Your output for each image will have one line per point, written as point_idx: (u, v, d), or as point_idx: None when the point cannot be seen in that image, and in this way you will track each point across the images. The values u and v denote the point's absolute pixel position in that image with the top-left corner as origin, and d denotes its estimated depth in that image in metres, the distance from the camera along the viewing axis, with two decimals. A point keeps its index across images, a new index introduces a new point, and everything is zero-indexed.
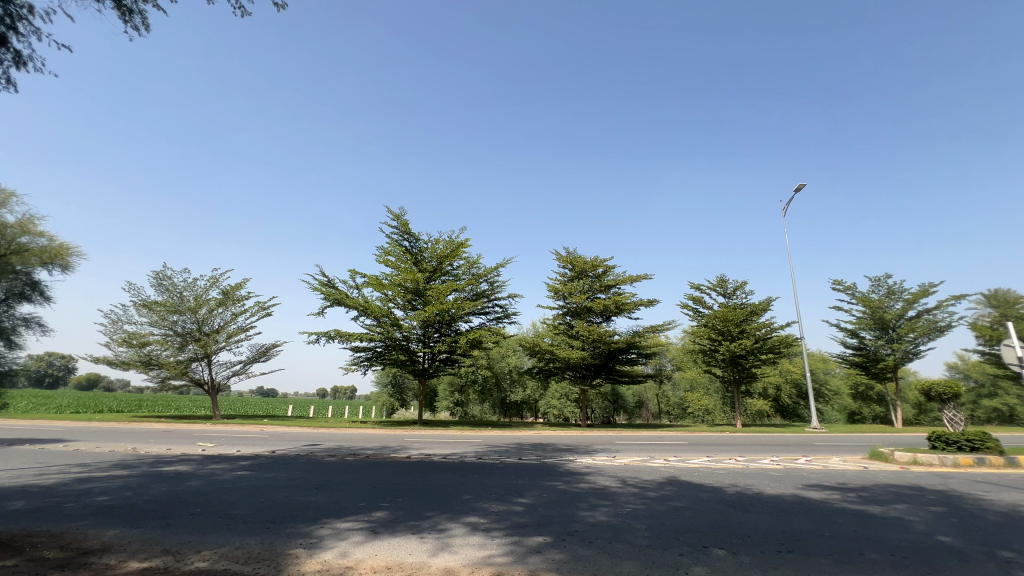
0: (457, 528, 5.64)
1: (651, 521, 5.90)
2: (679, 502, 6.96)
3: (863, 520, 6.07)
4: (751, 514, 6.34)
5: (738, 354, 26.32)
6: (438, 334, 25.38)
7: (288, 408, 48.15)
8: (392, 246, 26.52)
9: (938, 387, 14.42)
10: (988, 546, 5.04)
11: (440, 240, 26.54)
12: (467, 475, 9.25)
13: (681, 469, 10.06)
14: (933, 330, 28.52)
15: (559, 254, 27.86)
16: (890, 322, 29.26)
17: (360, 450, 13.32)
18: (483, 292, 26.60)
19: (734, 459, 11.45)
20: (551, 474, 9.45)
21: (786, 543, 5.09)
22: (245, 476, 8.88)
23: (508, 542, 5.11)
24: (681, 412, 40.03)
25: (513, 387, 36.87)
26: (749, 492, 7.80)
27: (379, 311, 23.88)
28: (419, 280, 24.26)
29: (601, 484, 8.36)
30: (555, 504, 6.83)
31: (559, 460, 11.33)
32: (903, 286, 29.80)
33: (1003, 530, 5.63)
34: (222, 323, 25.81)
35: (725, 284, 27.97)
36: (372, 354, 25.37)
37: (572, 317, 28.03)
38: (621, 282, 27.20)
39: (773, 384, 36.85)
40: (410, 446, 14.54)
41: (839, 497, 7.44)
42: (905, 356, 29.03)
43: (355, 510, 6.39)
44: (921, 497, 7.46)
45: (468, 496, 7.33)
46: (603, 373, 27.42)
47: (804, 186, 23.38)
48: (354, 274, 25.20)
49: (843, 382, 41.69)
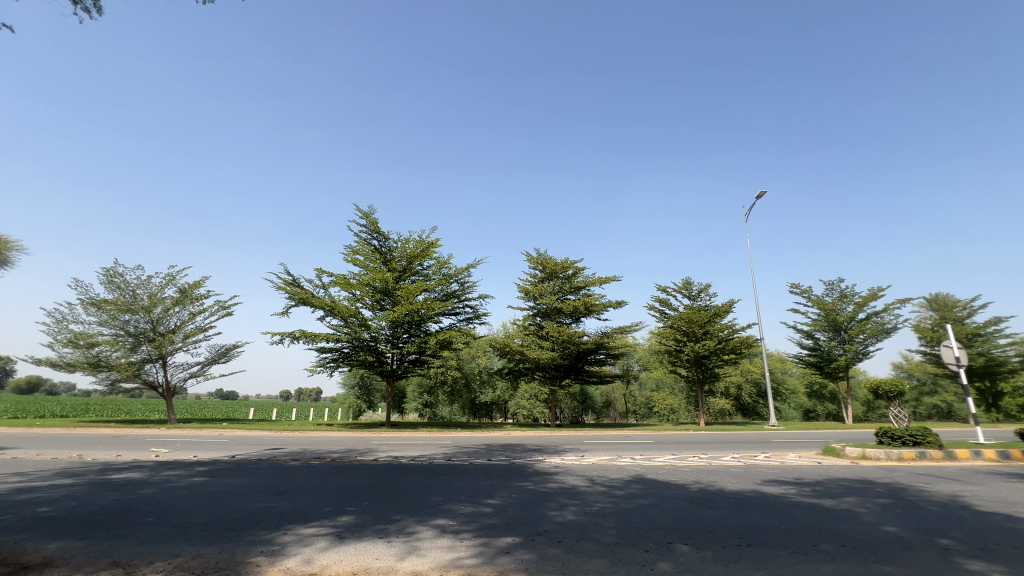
0: (425, 531, 5.57)
1: (619, 520, 6.00)
2: (645, 500, 7.12)
3: (816, 513, 6.36)
4: (713, 510, 6.55)
5: (702, 354, 27.11)
6: (407, 334, 25.03)
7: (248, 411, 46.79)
8: (361, 245, 26.04)
9: (885, 386, 15.27)
10: (930, 535, 5.37)
11: (410, 239, 26.30)
12: (436, 477, 9.18)
13: (647, 467, 10.29)
14: (881, 332, 30.10)
15: (529, 256, 28.20)
16: (841, 323, 30.80)
17: (325, 453, 13.03)
18: (453, 293, 26.49)
19: (697, 457, 11.80)
20: (520, 474, 9.48)
21: (746, 538, 5.28)
22: (202, 482, 8.50)
23: (476, 544, 5.09)
24: (647, 411, 41.27)
25: (482, 388, 36.80)
26: (711, 488, 8.07)
27: (346, 311, 23.39)
28: (388, 280, 23.91)
29: (570, 483, 8.44)
30: (524, 504, 6.87)
31: (528, 461, 11.37)
32: (854, 290, 31.43)
33: (942, 520, 6.01)
34: (178, 323, 24.64)
35: (690, 287, 28.80)
36: (339, 355, 24.81)
37: (541, 318, 28.19)
38: (590, 283, 27.64)
39: (735, 384, 38.35)
40: (378, 448, 14.33)
41: (795, 491, 7.79)
42: (856, 356, 30.52)
43: (319, 515, 6.25)
44: (869, 490, 7.89)
45: (436, 498, 7.26)
46: (572, 374, 27.72)
47: (764, 194, 25.23)
48: (320, 273, 24.69)
49: (799, 381, 43.62)
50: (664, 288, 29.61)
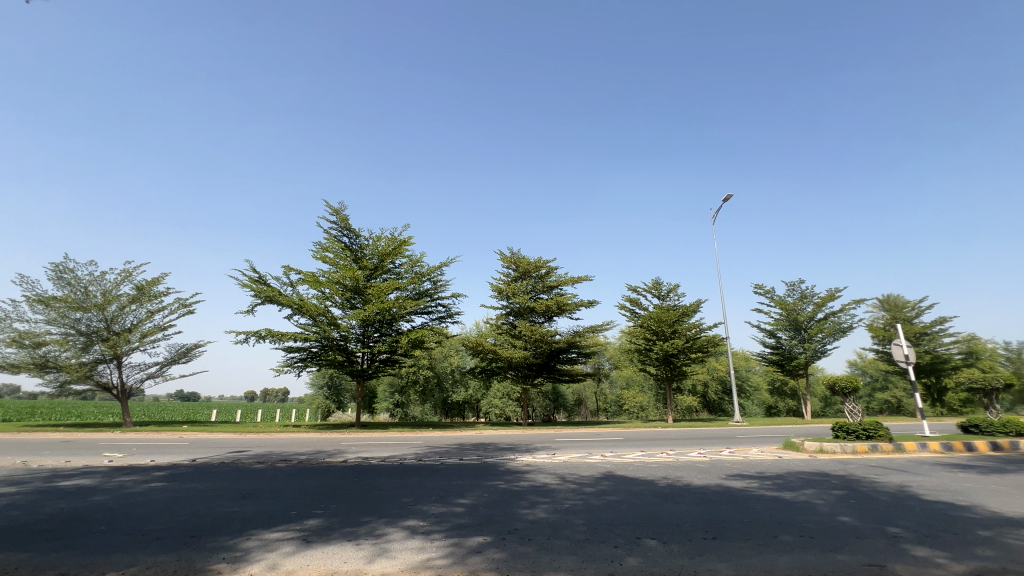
0: (395, 532, 5.50)
1: (589, 516, 6.08)
2: (615, 496, 7.23)
3: (777, 505, 6.62)
4: (680, 504, 6.72)
5: (670, 352, 27.77)
6: (377, 333, 24.63)
7: (210, 413, 45.13)
8: (330, 242, 25.50)
9: (841, 382, 16.00)
10: (881, 524, 5.67)
11: (381, 237, 25.92)
12: (406, 478, 9.07)
13: (616, 464, 10.47)
14: (838, 331, 31.51)
15: (502, 255, 28.24)
16: (802, 323, 32.08)
17: (292, 455, 12.69)
18: (425, 291, 26.24)
19: (665, 453, 12.07)
20: (491, 473, 9.47)
21: (711, 531, 5.45)
22: (160, 488, 8.14)
23: (447, 544, 5.07)
24: (617, 408, 41.99)
25: (454, 387, 36.56)
26: (678, 483, 8.28)
27: (314, 310, 22.82)
28: (359, 278, 23.47)
29: (541, 482, 8.50)
30: (496, 503, 6.87)
31: (500, 460, 11.39)
32: (813, 290, 32.77)
33: (891, 509, 6.35)
34: (134, 321, 23.51)
35: (659, 286, 29.42)
36: (307, 355, 24.24)
37: (514, 317, 28.24)
38: (562, 283, 27.88)
39: (701, 382, 39.48)
40: (347, 449, 14.09)
41: (757, 485, 8.08)
42: (814, 354, 31.86)
43: (286, 519, 6.09)
44: (825, 482, 8.26)
45: (407, 499, 7.19)
46: (545, 373, 27.89)
47: (729, 196, 25.97)
48: (287, 271, 24.06)
49: (762, 378, 45.20)
50: (635, 288, 30.13)
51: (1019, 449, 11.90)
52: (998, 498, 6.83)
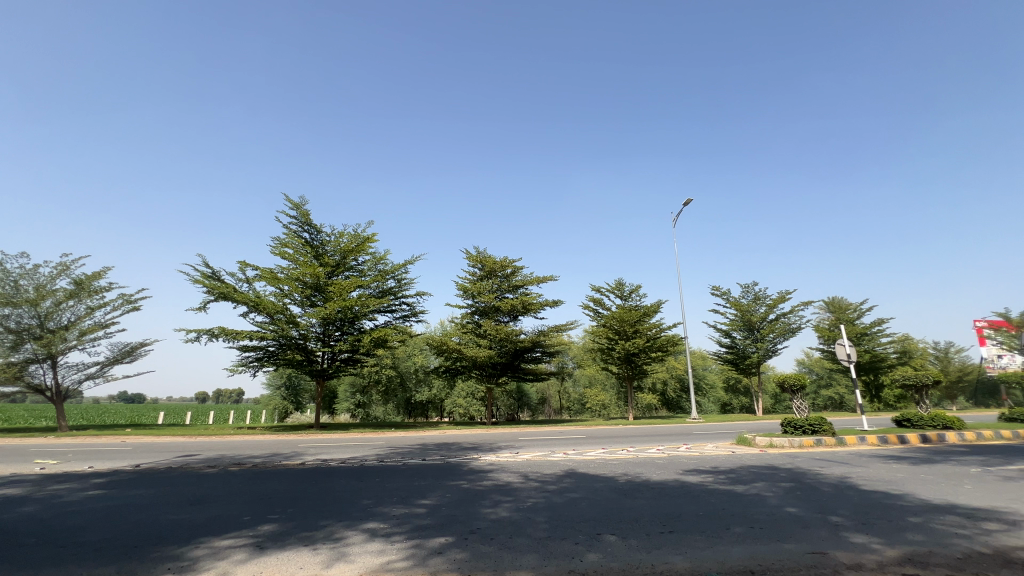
0: (355, 536, 5.38)
1: (551, 514, 6.15)
2: (576, 493, 7.35)
3: (729, 498, 6.90)
4: (638, 500, 6.90)
5: (632, 352, 28.42)
6: (339, 332, 23.96)
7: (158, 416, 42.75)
8: (290, 238, 24.65)
9: (789, 380, 16.84)
10: (824, 513, 6.01)
11: (344, 234, 25.25)
12: (367, 479, 8.90)
13: (578, 462, 10.63)
14: (788, 331, 33.09)
15: (468, 254, 28.10)
16: (755, 323, 33.53)
17: (246, 458, 12.20)
18: (389, 289, 25.77)
19: (625, 450, 12.36)
20: (454, 473, 9.41)
21: (668, 525, 5.63)
22: (99, 496, 7.64)
23: (408, 546, 5.00)
24: (580, 407, 42.64)
25: (418, 387, 36.07)
26: (638, 479, 8.51)
27: (272, 308, 22.01)
28: (320, 275, 22.77)
29: (504, 480, 8.54)
30: (458, 503, 6.85)
31: (463, 459, 11.34)
32: (766, 292, 34.30)
33: (833, 499, 6.75)
34: (72, 319, 21.98)
35: (622, 287, 30.08)
36: (263, 354, 23.37)
37: (479, 316, 28.16)
38: (527, 283, 28.03)
39: (661, 380, 40.67)
40: (305, 451, 13.67)
41: (711, 479, 8.41)
42: (766, 353, 33.40)
43: (238, 525, 5.84)
44: (774, 475, 8.68)
45: (367, 501, 7.06)
46: (509, 372, 27.97)
47: (690, 201, 26.78)
48: (243, 266, 23.10)
49: (717, 376, 46.97)
50: (598, 288, 30.70)
51: (945, 440, 12.90)
52: (926, 487, 7.37)
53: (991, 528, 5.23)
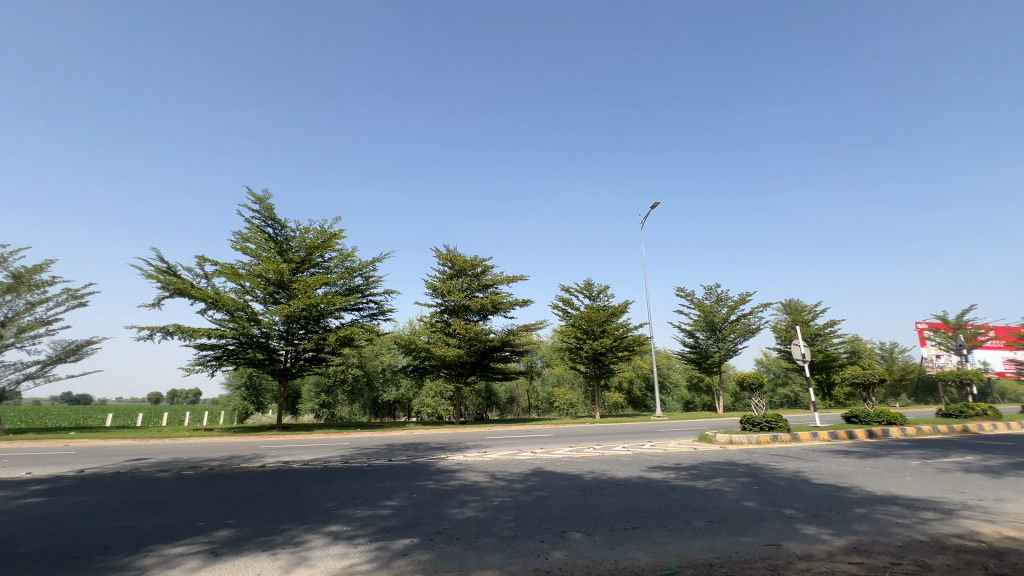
0: (316, 539, 5.24)
1: (518, 513, 6.16)
2: (543, 492, 7.40)
3: (691, 494, 7.10)
4: (604, 497, 7.02)
5: (599, 351, 28.86)
6: (303, 331, 23.26)
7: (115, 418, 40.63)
8: (252, 233, 23.80)
9: (748, 379, 17.47)
10: (779, 506, 6.27)
11: (309, 229, 24.57)
12: (331, 481, 8.69)
13: (545, 460, 10.72)
14: (748, 332, 34.30)
15: (438, 252, 27.88)
16: (717, 324, 34.59)
17: (202, 462, 11.71)
18: (356, 287, 25.28)
19: (592, 448, 12.55)
20: (420, 473, 9.31)
21: (631, 521, 5.74)
22: (36, 504, 7.14)
23: (373, 548, 4.91)
24: (548, 405, 43.00)
25: (385, 386, 35.47)
26: (603, 476, 8.65)
27: (232, 305, 21.18)
28: (284, 272, 22.05)
29: (471, 480, 8.51)
30: (424, 504, 6.79)
31: (430, 459, 11.24)
32: (728, 294, 35.44)
33: (787, 493, 7.05)
34: (10, 314, 20.56)
35: (591, 288, 30.51)
36: (222, 353, 22.48)
37: (448, 315, 27.95)
38: (497, 282, 28.02)
39: (627, 379, 41.50)
40: (265, 453, 13.22)
41: (674, 475, 8.63)
42: (727, 353, 34.58)
43: (191, 532, 5.59)
44: (733, 470, 9.00)
45: (330, 504, 6.88)
46: (478, 371, 27.91)
47: (658, 204, 27.34)
48: (201, 261, 22.15)
49: (681, 375, 48.27)
50: (567, 288, 31.06)
51: (888, 435, 13.68)
52: (871, 480, 7.78)
53: (929, 518, 5.58)
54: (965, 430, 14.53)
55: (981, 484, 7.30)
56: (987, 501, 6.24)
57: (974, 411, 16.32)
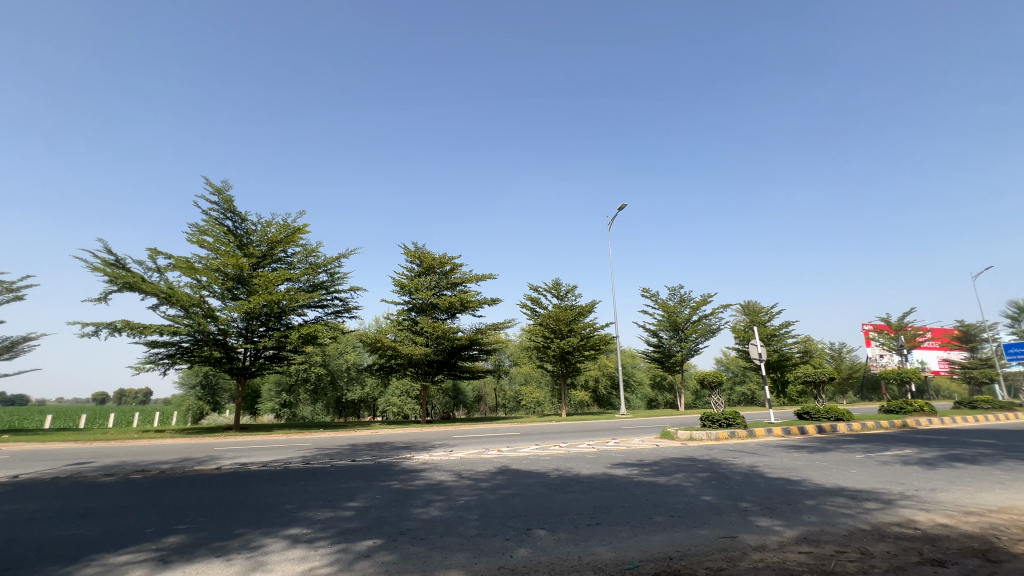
0: (274, 543, 5.08)
1: (483, 511, 6.16)
2: (509, 490, 7.42)
3: (652, 489, 7.28)
4: (569, 494, 7.11)
5: (566, 350, 29.20)
6: (264, 328, 22.44)
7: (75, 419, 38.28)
8: (210, 225, 22.80)
9: (709, 377, 18.07)
10: (735, 500, 6.52)
11: (272, 223, 23.76)
12: (291, 483, 8.42)
13: (511, 458, 10.77)
14: (709, 332, 35.40)
15: (406, 249, 27.51)
16: (680, 324, 35.54)
17: (152, 465, 11.14)
18: (321, 284, 24.65)
19: (558, 446, 12.68)
20: (384, 474, 9.16)
21: (595, 517, 5.85)
22: None
23: (334, 550, 4.80)
24: (515, 404, 43.17)
25: (349, 385, 34.71)
26: (568, 474, 8.77)
27: (187, 300, 20.23)
28: (243, 266, 21.24)
29: (437, 479, 8.45)
30: (389, 504, 6.69)
31: (395, 459, 11.09)
32: (690, 295, 36.49)
33: (743, 487, 7.33)
34: None
35: (559, 287, 30.85)
36: (175, 351, 21.46)
37: (416, 313, 27.60)
38: (466, 280, 27.90)
39: (593, 377, 42.22)
40: (221, 455, 12.68)
41: (637, 472, 8.84)
42: (689, 352, 35.66)
43: (138, 539, 5.31)
44: (693, 466, 9.29)
45: (289, 506, 6.70)
46: (445, 370, 27.70)
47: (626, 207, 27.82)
48: (153, 254, 21.05)
49: (645, 374, 49.40)
50: (536, 287, 31.30)
51: (836, 430, 14.47)
52: (820, 473, 8.20)
53: (871, 508, 5.92)
54: (905, 425, 15.50)
55: (917, 475, 7.81)
56: (923, 491, 6.69)
57: (912, 407, 17.46)
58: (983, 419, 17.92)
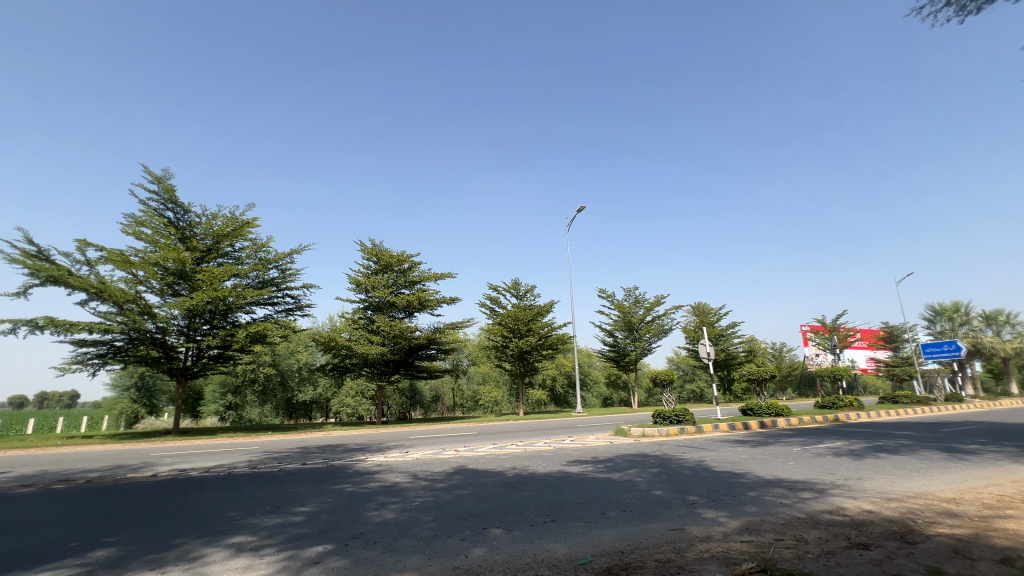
0: (216, 553, 4.82)
1: (438, 512, 6.09)
2: (465, 490, 7.39)
3: (605, 485, 7.46)
4: (525, 492, 7.15)
5: (525, 350, 29.43)
6: (207, 326, 21.27)
7: None
8: (148, 216, 21.32)
9: (661, 376, 18.70)
10: (683, 493, 6.79)
11: (218, 216, 22.50)
12: (235, 489, 8.00)
13: (468, 458, 10.72)
14: (661, 332, 36.62)
15: (363, 246, 26.86)
16: (635, 324, 36.55)
17: (77, 473, 10.25)
18: (271, 280, 23.64)
19: (514, 444, 12.76)
20: (337, 476, 8.89)
21: (550, 514, 5.93)
22: None
23: (281, 558, 4.61)
24: (473, 403, 43.07)
25: (301, 386, 33.44)
26: (525, 472, 8.83)
27: (121, 297, 18.81)
28: (186, 261, 19.98)
29: (392, 481, 8.29)
30: (340, 508, 6.49)
31: (348, 461, 10.78)
32: (644, 296, 37.59)
33: (691, 480, 7.64)
34: None
35: (518, 287, 31.01)
36: (107, 350, 19.96)
37: (372, 312, 26.95)
38: (425, 279, 27.53)
39: (550, 376, 42.83)
40: (158, 462, 11.86)
41: (591, 469, 9.03)
42: (643, 351, 36.79)
43: (60, 554, 4.90)
44: (645, 462, 9.59)
45: (233, 513, 6.38)
46: (402, 369, 27.22)
47: (584, 208, 28.34)
48: (83, 246, 19.46)
49: (601, 373, 50.51)
50: (496, 287, 31.40)
51: (776, 425, 15.33)
52: (761, 465, 8.67)
53: (805, 497, 6.33)
54: (836, 419, 16.67)
55: (846, 466, 8.43)
56: (852, 480, 7.22)
57: (844, 403, 18.78)
58: (904, 413, 19.54)
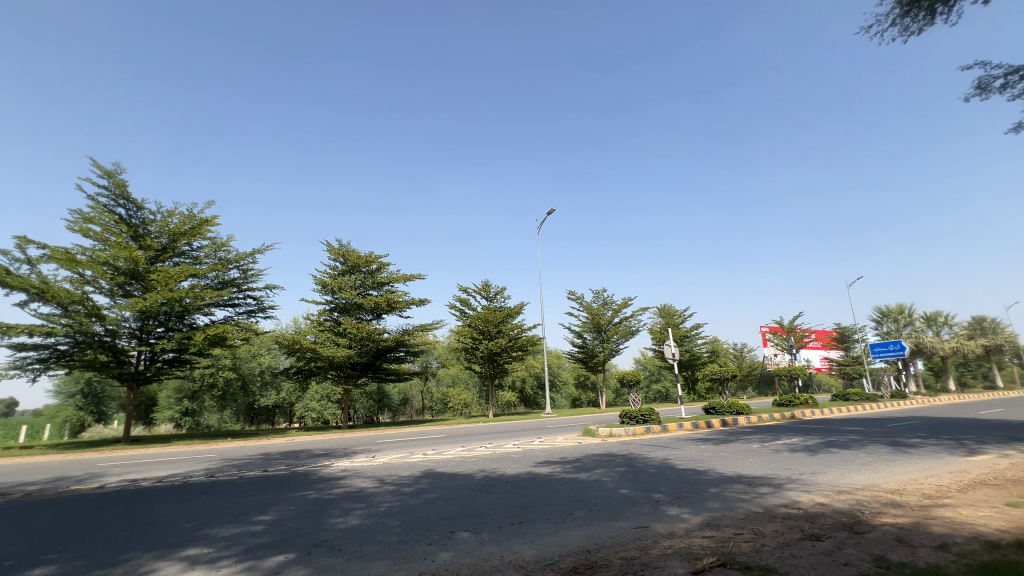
0: (168, 567, 4.59)
1: (405, 517, 6.01)
2: (433, 494, 7.32)
3: (573, 486, 7.53)
4: (493, 494, 7.15)
5: (494, 351, 29.42)
6: (162, 328, 20.31)
7: None
8: (96, 213, 20.17)
9: (628, 376, 19.03)
10: (648, 492, 6.94)
11: (174, 214, 21.54)
12: (191, 499, 7.65)
13: (436, 461, 10.62)
14: (628, 333, 37.29)
15: (329, 246, 26.27)
16: (603, 325, 37.07)
17: (14, 487, 9.57)
18: (231, 280, 22.79)
19: (483, 446, 12.74)
20: (301, 484, 8.64)
21: (518, 515, 5.94)
22: None
23: (238, 570, 4.44)
24: (442, 406, 42.76)
25: (263, 391, 32.36)
26: (493, 474, 8.81)
27: (66, 297, 17.72)
28: (138, 261, 18.98)
29: (357, 486, 8.12)
30: (303, 515, 6.31)
31: (313, 467, 10.49)
32: (612, 298, 38.15)
33: (657, 479, 7.80)
34: None
35: (488, 288, 30.94)
36: (50, 355, 18.79)
37: (339, 313, 26.34)
38: (393, 280, 27.15)
39: (519, 377, 43.01)
40: (107, 472, 11.21)
41: (559, 469, 9.10)
42: (610, 352, 37.39)
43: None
44: (612, 461, 9.74)
45: (188, 524, 6.10)
46: (369, 372, 26.69)
47: (553, 210, 28.61)
48: (23, 243, 18.22)
49: (570, 374, 51.03)
50: (466, 289, 31.29)
51: (737, 423, 15.85)
52: (722, 462, 8.96)
53: (763, 492, 6.58)
54: (792, 416, 17.42)
55: (800, 461, 8.81)
56: (806, 475, 7.56)
57: (799, 400, 19.66)
58: (854, 409, 20.61)
